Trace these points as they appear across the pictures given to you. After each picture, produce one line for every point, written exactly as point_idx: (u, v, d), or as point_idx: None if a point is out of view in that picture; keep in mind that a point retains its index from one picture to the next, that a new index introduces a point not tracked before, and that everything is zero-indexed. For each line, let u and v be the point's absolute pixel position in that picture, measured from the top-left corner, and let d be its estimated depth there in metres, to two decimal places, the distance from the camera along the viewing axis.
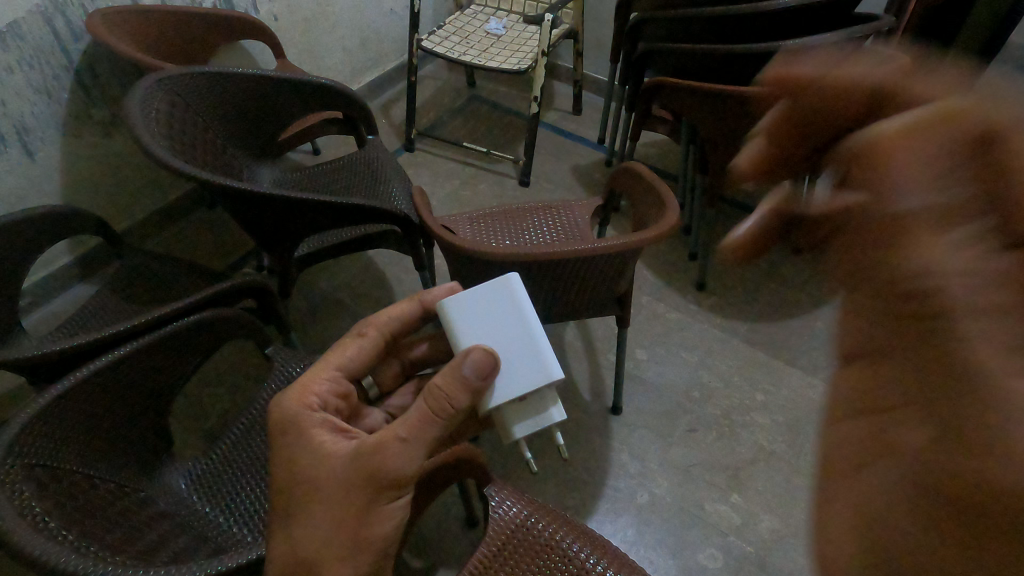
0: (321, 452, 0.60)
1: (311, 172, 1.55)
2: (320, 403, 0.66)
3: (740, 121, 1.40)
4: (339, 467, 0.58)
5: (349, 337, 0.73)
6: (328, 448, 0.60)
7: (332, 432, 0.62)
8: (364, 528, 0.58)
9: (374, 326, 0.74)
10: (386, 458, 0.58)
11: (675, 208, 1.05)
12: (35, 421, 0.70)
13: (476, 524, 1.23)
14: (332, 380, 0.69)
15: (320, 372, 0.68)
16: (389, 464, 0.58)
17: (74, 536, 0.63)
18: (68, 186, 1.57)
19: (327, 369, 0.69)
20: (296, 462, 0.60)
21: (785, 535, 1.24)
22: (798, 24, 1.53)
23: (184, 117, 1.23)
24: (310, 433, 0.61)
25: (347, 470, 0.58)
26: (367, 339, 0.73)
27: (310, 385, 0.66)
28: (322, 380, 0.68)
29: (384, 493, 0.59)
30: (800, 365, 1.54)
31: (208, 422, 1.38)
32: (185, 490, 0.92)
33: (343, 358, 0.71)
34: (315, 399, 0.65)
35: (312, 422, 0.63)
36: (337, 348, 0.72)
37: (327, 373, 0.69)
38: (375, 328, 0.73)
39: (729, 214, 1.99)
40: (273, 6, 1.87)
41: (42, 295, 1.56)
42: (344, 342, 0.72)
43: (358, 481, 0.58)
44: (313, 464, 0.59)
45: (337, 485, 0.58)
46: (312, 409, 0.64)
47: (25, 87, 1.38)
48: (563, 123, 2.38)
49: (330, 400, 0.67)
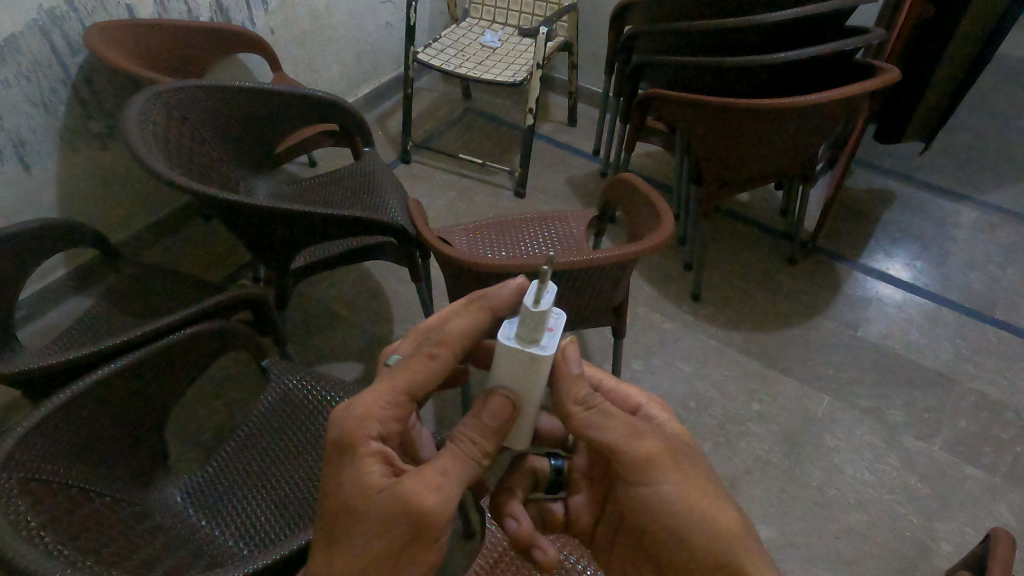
0: (367, 483, 0.55)
1: (308, 184, 1.55)
2: (381, 434, 0.58)
3: (732, 133, 1.41)
4: (382, 504, 0.54)
5: (418, 356, 0.59)
6: (376, 481, 0.55)
7: (384, 465, 0.57)
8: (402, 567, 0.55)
9: (448, 347, 0.60)
10: (429, 495, 0.54)
11: (669, 219, 1.05)
12: (32, 433, 0.70)
13: (473, 536, 1.22)
14: (395, 405, 0.58)
15: (388, 395, 0.58)
16: (430, 506, 0.53)
17: (70, 550, 0.62)
18: (64, 198, 1.57)
19: (392, 396, 0.58)
20: (343, 493, 0.56)
21: (780, 545, 1.24)
22: (789, 38, 1.56)
23: (180, 130, 1.23)
24: (360, 463, 0.56)
25: (386, 506, 0.54)
26: (440, 363, 0.59)
27: (370, 414, 0.57)
28: (385, 407, 0.58)
29: (427, 536, 0.54)
30: (796, 375, 1.55)
31: (203, 434, 1.38)
32: (181, 503, 0.92)
33: (416, 384, 0.59)
34: (376, 430, 0.57)
35: (368, 454, 0.56)
36: (405, 368, 0.59)
37: (392, 400, 0.58)
38: (448, 348, 0.60)
39: (724, 225, 2.00)
40: (270, 19, 1.88)
41: (37, 308, 1.56)
42: (414, 362, 0.59)
43: (398, 518, 0.53)
44: (358, 496, 0.55)
45: (377, 519, 0.54)
46: (370, 441, 0.57)
47: (22, 100, 1.38)
48: (559, 134, 2.40)
49: (392, 428, 0.59)
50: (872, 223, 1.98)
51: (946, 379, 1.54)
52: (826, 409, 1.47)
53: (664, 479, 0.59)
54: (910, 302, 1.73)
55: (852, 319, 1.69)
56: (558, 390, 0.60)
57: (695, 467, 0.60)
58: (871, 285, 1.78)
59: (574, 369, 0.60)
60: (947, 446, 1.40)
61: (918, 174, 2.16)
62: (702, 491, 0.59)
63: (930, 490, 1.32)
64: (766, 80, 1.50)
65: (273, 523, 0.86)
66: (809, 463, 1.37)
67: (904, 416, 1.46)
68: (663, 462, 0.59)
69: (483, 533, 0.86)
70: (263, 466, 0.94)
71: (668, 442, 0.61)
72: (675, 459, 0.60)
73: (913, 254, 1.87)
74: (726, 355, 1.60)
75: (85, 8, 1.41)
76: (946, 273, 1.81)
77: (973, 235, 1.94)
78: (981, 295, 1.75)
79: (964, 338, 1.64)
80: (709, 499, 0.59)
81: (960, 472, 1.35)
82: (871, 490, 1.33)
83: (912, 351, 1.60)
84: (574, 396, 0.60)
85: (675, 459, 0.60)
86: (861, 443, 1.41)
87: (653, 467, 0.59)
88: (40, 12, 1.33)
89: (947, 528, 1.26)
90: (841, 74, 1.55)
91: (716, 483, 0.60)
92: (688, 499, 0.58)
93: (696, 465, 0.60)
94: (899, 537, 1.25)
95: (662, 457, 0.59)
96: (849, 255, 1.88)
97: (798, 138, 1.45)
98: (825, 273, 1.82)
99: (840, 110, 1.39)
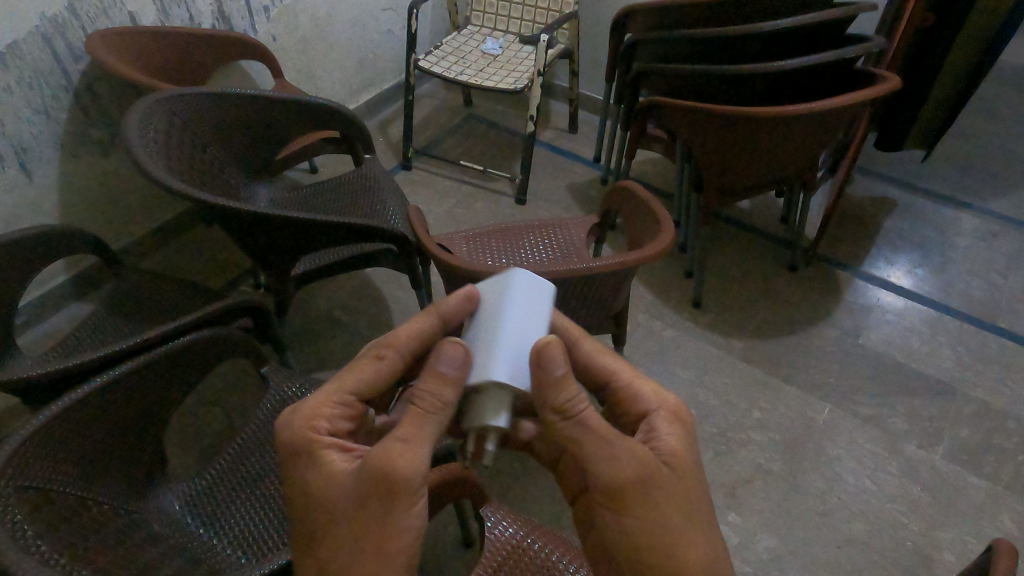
0: (332, 473, 0.58)
1: (309, 191, 1.55)
2: (330, 428, 0.62)
3: (733, 140, 1.41)
4: (350, 486, 0.56)
5: (366, 357, 0.64)
6: (337, 469, 0.58)
7: (342, 454, 0.60)
8: (385, 545, 0.55)
9: (394, 349, 0.64)
10: (392, 460, 0.55)
11: (670, 227, 1.05)
12: (30, 441, 0.69)
13: (471, 544, 1.21)
14: (343, 401, 0.63)
15: (330, 391, 0.63)
16: (399, 473, 0.55)
17: (66, 558, 0.62)
18: (66, 204, 1.57)
19: (338, 392, 0.63)
20: (310, 490, 0.58)
21: (781, 554, 1.23)
22: (791, 46, 1.56)
23: (181, 136, 1.23)
24: (315, 456, 0.59)
25: (356, 487, 0.56)
26: (385, 361, 0.64)
27: (321, 408, 0.61)
28: (334, 403, 0.62)
29: (402, 501, 0.55)
30: (797, 383, 1.55)
31: (203, 441, 1.37)
32: (179, 510, 0.92)
33: (359, 381, 0.63)
34: (324, 424, 0.61)
35: (321, 447, 0.60)
36: (351, 367, 0.64)
37: (338, 395, 0.63)
38: (394, 349, 0.64)
39: (725, 231, 2.00)
40: (273, 26, 1.89)
41: (37, 313, 1.55)
42: (361, 362, 0.64)
43: (367, 495, 0.55)
44: (324, 489, 0.58)
45: (349, 503, 0.56)
46: (320, 434, 0.61)
47: (23, 107, 1.38)
48: (560, 141, 2.40)
49: (341, 424, 0.63)
50: (873, 230, 1.99)
51: (948, 388, 1.53)
52: (827, 417, 1.47)
53: (637, 512, 0.57)
54: (912, 310, 1.73)
55: (853, 327, 1.68)
56: (547, 395, 0.58)
57: (677, 501, 0.58)
58: (873, 293, 1.78)
59: (557, 372, 0.57)
60: (949, 455, 1.39)
61: (919, 182, 2.16)
62: (674, 527, 0.57)
63: (932, 499, 1.32)
64: (767, 88, 1.50)
65: (269, 532, 0.86)
66: (810, 471, 1.36)
67: (906, 424, 1.45)
68: (642, 493, 0.57)
69: (482, 541, 0.85)
70: (263, 473, 0.94)
71: (653, 472, 0.58)
72: (653, 492, 0.57)
73: (914, 262, 1.87)
74: (727, 362, 1.60)
75: (88, 15, 1.41)
76: (948, 281, 1.81)
77: (974, 242, 1.94)
78: (983, 303, 1.75)
79: (968, 346, 1.63)
80: (680, 538, 0.57)
81: (962, 481, 1.35)
82: (872, 499, 1.32)
83: (914, 358, 1.60)
84: (554, 403, 0.58)
85: (655, 492, 0.57)
86: (863, 451, 1.40)
87: (629, 497, 0.57)
88: (43, 19, 1.33)
89: (949, 538, 1.26)
90: (841, 83, 1.56)
91: (689, 520, 0.58)
92: (653, 534, 0.57)
93: (672, 501, 0.58)
94: (901, 546, 1.25)
95: (641, 487, 0.57)
96: (852, 262, 1.87)
97: (800, 144, 1.44)
98: (826, 281, 1.82)
99: (842, 117, 1.39)
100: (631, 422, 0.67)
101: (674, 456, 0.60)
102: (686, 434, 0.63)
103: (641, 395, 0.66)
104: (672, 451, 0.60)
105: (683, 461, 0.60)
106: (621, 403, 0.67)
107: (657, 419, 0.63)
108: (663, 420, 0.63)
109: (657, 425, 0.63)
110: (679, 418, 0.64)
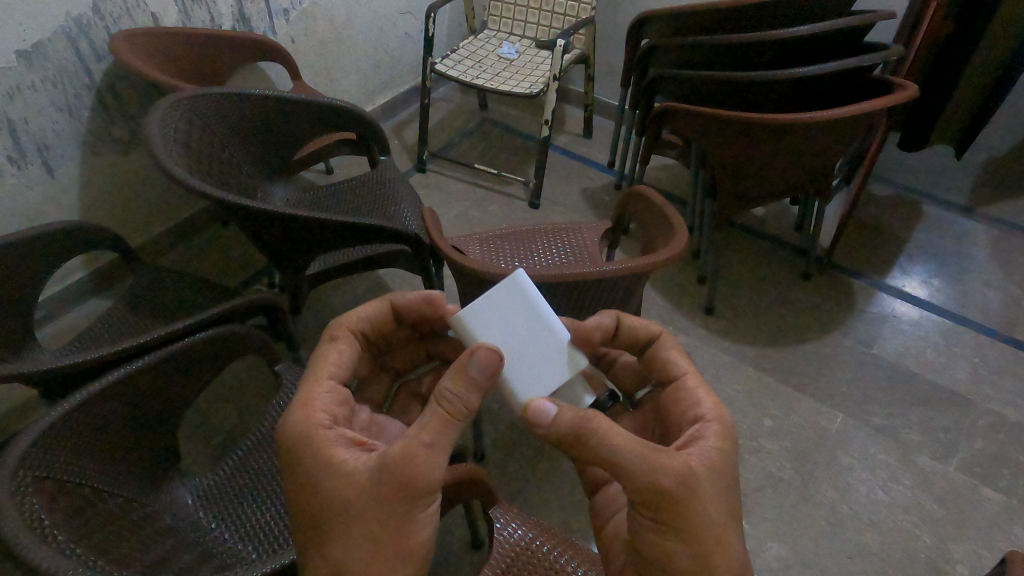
0: (344, 470, 0.57)
1: (324, 192, 1.56)
2: (331, 421, 0.62)
3: (748, 146, 1.41)
4: (370, 484, 0.56)
5: (323, 345, 0.69)
6: (349, 464, 0.57)
7: (351, 448, 0.60)
8: (408, 539, 0.57)
9: (345, 328, 0.70)
10: (418, 466, 0.56)
11: (684, 233, 1.05)
12: (46, 432, 0.70)
13: (480, 546, 1.21)
14: (331, 391, 0.65)
15: (319, 383, 0.65)
16: (420, 472, 0.56)
17: (82, 549, 0.63)
18: (86, 201, 1.59)
19: (323, 382, 0.65)
20: (324, 493, 0.57)
21: (791, 563, 1.23)
22: (808, 53, 1.56)
23: (201, 135, 1.25)
24: (328, 451, 0.58)
25: (377, 483, 0.56)
26: (342, 342, 0.69)
27: (315, 401, 0.62)
28: (323, 394, 0.64)
29: (419, 501, 0.57)
30: (810, 392, 1.54)
31: (215, 437, 1.38)
32: (190, 504, 0.93)
33: (332, 366, 0.67)
34: (325, 418, 0.61)
35: (328, 440, 0.59)
36: (317, 358, 0.67)
37: (326, 385, 0.65)
38: (347, 331, 0.70)
39: (738, 238, 1.99)
40: (292, 29, 1.91)
41: (56, 308, 1.58)
42: (322, 351, 0.68)
43: (389, 493, 0.55)
44: (340, 485, 0.57)
45: (371, 503, 0.56)
46: (325, 428, 0.61)
47: (47, 104, 1.40)
48: (574, 146, 2.41)
49: (336, 411, 0.64)
50: (889, 239, 1.97)
51: (963, 400, 1.51)
52: (840, 427, 1.45)
53: (673, 522, 0.57)
54: (927, 321, 1.71)
55: (867, 337, 1.67)
56: (560, 433, 0.60)
57: (715, 511, 0.58)
58: (888, 302, 1.76)
59: (551, 417, 0.60)
60: (963, 467, 1.38)
61: (935, 190, 2.15)
62: (709, 544, 0.57)
63: (945, 511, 1.30)
64: (783, 97, 1.50)
65: (280, 528, 0.87)
66: (821, 480, 1.35)
67: (920, 435, 1.44)
68: (681, 505, 0.56)
69: (490, 542, 0.86)
70: (273, 470, 0.95)
71: (692, 479, 0.57)
72: (695, 505, 0.56)
73: (930, 272, 1.86)
74: (739, 370, 1.59)
75: (112, 15, 1.44)
76: (963, 292, 1.79)
77: (991, 253, 1.92)
78: (1000, 314, 1.73)
79: (984, 358, 1.61)
80: (715, 549, 0.57)
81: (977, 494, 1.33)
82: (885, 510, 1.31)
83: (929, 369, 1.59)
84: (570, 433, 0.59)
85: (695, 500, 0.57)
86: (875, 461, 1.39)
87: (669, 508, 0.56)
88: (67, 19, 1.36)
89: (963, 551, 1.24)
90: (858, 91, 1.55)
91: (725, 525, 0.58)
92: (690, 548, 0.57)
93: (714, 513, 0.57)
94: (913, 559, 1.23)
95: (682, 495, 0.56)
96: (866, 271, 1.86)
97: (816, 151, 1.43)
98: (840, 289, 1.81)
99: (859, 125, 1.38)
100: (682, 423, 0.68)
101: (714, 463, 0.60)
102: (732, 448, 0.62)
103: (697, 402, 0.67)
104: (716, 466, 0.60)
105: (722, 471, 0.60)
106: (677, 406, 0.70)
107: (706, 428, 0.63)
108: (710, 431, 0.63)
109: (705, 433, 0.63)
110: (728, 431, 0.63)
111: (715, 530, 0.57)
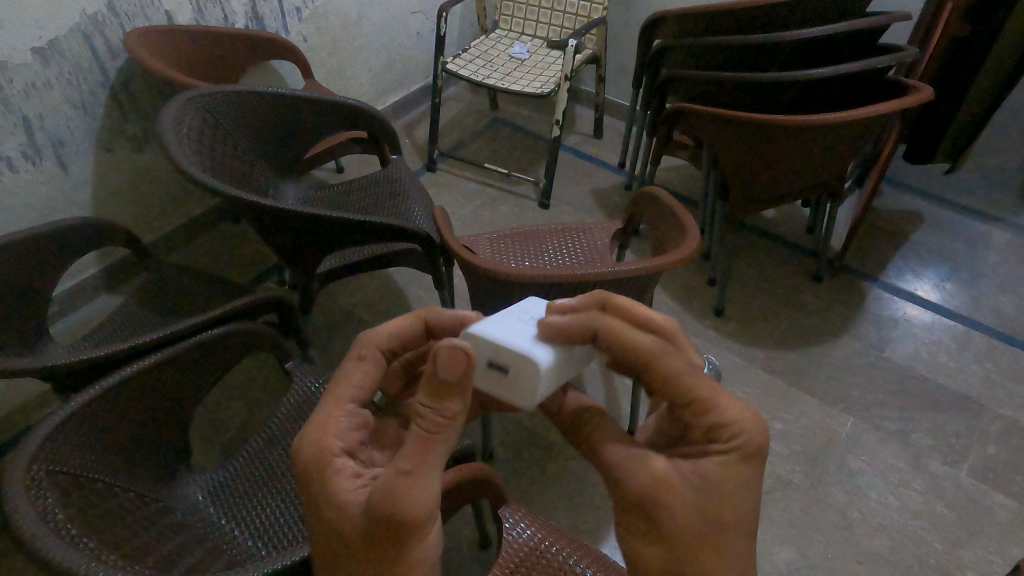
0: (344, 502, 0.55)
1: (335, 190, 1.57)
2: (344, 446, 0.60)
3: (760, 147, 1.40)
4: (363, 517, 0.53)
5: (350, 364, 0.66)
6: (349, 496, 0.55)
7: (354, 477, 0.57)
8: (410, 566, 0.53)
9: (373, 348, 0.67)
10: (409, 495, 0.51)
11: (696, 233, 1.05)
12: (59, 428, 0.71)
13: (488, 546, 1.21)
14: (348, 414, 0.62)
15: (337, 404, 0.63)
16: (410, 501, 0.51)
17: (93, 542, 0.63)
18: (98, 197, 1.60)
19: (342, 404, 0.63)
20: (328, 523, 0.56)
21: (799, 566, 1.22)
22: (822, 54, 1.55)
23: (214, 132, 1.26)
24: (331, 482, 0.56)
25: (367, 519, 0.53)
26: (369, 362, 0.66)
27: (329, 426, 0.60)
28: (341, 417, 0.62)
29: (414, 533, 0.52)
30: (821, 395, 1.53)
31: (226, 434, 1.39)
32: (201, 501, 0.93)
33: (352, 389, 0.64)
34: (339, 444, 0.59)
35: (334, 468, 0.58)
36: (340, 377, 0.65)
37: (346, 409, 0.63)
38: (374, 349, 0.67)
39: (749, 240, 1.99)
40: (304, 27, 1.92)
41: (69, 303, 1.59)
42: (347, 369, 0.65)
43: (379, 527, 0.52)
44: (339, 518, 0.55)
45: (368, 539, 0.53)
46: (334, 454, 0.59)
47: (62, 101, 1.42)
48: (585, 146, 2.40)
49: (350, 438, 0.61)
50: (901, 242, 1.96)
51: (975, 405, 1.50)
52: (850, 431, 1.45)
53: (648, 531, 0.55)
54: (939, 325, 1.70)
55: (878, 340, 1.66)
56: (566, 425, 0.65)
57: (697, 529, 0.53)
58: (900, 306, 1.75)
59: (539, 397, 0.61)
60: (974, 473, 1.37)
61: (947, 194, 2.14)
62: (682, 557, 0.53)
63: (957, 517, 1.29)
64: (795, 99, 1.49)
65: (290, 525, 0.86)
66: (831, 484, 1.35)
67: (931, 440, 1.43)
68: (650, 514, 0.54)
69: (499, 542, 0.85)
70: (283, 467, 0.95)
71: (670, 490, 0.54)
72: (665, 518, 0.54)
73: (942, 276, 1.84)
74: (749, 371, 1.59)
75: (127, 13, 1.45)
76: (976, 296, 1.78)
77: (1005, 258, 1.90)
78: (1013, 319, 1.72)
79: (996, 363, 1.60)
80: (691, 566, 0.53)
81: (989, 500, 1.32)
82: (895, 515, 1.30)
83: (941, 374, 1.57)
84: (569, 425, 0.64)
85: (669, 511, 0.54)
86: (885, 465, 1.38)
87: (641, 514, 0.55)
88: (82, 16, 1.37)
89: (974, 557, 1.23)
90: (872, 93, 1.54)
91: (709, 545, 0.53)
92: (664, 560, 0.54)
93: (695, 528, 0.53)
94: (923, 564, 1.22)
95: (653, 503, 0.54)
96: (878, 274, 1.85)
97: (829, 153, 1.43)
98: (852, 292, 1.79)
99: (873, 126, 1.37)
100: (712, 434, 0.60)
101: (712, 477, 0.54)
102: (745, 468, 0.55)
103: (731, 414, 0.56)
104: (712, 484, 0.54)
105: (722, 489, 0.54)
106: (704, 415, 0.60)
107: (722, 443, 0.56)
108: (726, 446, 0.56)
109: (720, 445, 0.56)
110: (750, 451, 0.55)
111: (695, 546, 0.53)
